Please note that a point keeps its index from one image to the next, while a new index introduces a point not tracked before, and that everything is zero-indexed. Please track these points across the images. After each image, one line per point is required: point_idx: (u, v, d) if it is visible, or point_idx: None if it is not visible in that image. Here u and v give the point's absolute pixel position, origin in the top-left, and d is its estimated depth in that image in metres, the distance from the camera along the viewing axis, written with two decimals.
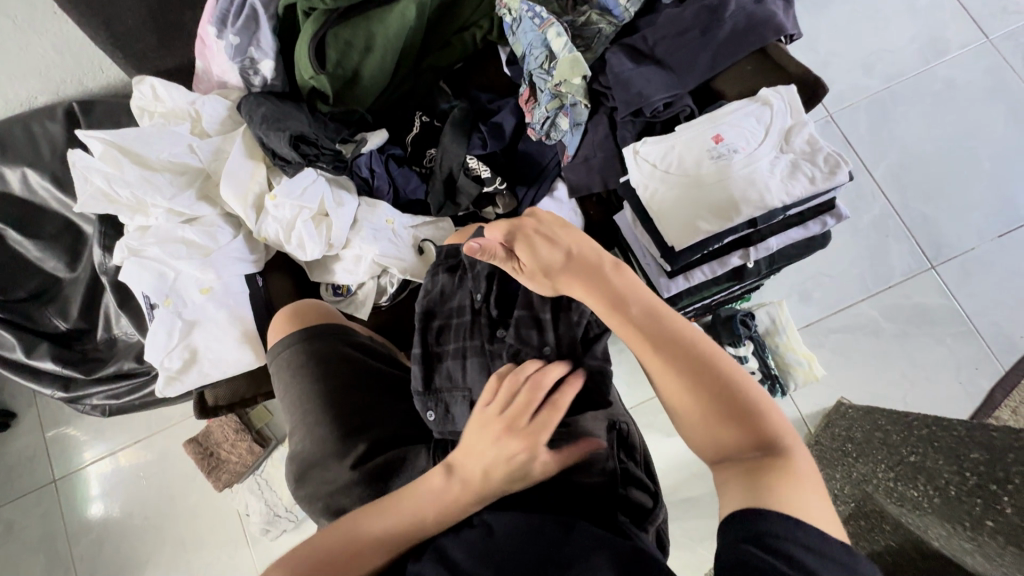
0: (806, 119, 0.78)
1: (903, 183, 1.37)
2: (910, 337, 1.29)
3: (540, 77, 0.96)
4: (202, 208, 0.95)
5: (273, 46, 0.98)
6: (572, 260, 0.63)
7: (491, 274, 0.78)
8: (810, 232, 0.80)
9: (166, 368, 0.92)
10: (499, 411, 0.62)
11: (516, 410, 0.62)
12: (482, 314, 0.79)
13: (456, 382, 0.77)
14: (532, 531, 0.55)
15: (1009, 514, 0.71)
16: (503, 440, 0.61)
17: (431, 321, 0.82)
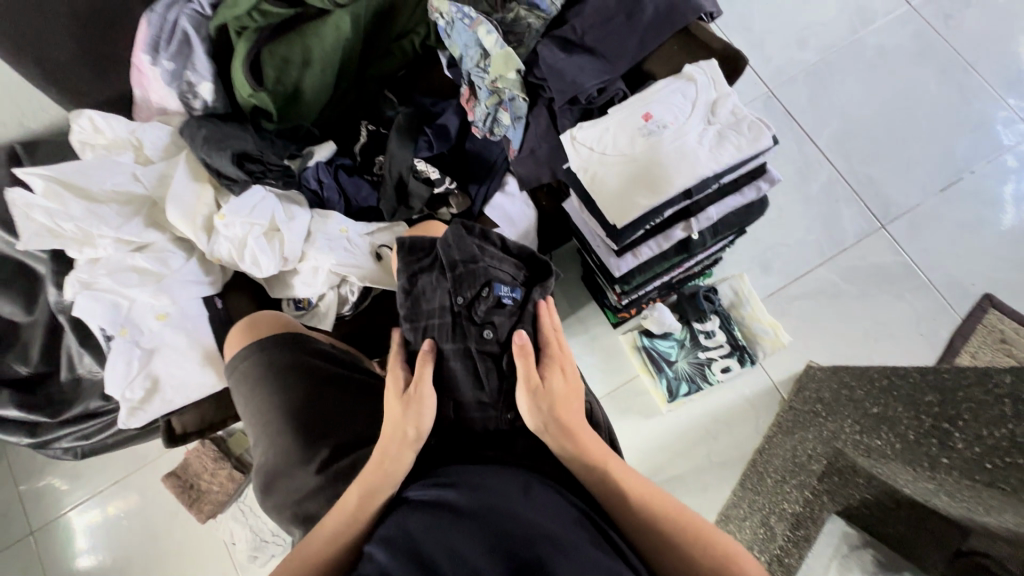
0: (730, 91, 0.81)
1: (847, 149, 1.41)
2: (869, 296, 1.32)
3: (476, 75, 0.98)
4: (151, 234, 0.94)
5: (209, 68, 0.98)
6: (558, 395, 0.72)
7: (484, 278, 0.79)
8: (746, 198, 0.83)
9: (128, 399, 0.92)
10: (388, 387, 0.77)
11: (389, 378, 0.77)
12: (463, 314, 0.79)
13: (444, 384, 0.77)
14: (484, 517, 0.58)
15: (961, 449, 0.74)
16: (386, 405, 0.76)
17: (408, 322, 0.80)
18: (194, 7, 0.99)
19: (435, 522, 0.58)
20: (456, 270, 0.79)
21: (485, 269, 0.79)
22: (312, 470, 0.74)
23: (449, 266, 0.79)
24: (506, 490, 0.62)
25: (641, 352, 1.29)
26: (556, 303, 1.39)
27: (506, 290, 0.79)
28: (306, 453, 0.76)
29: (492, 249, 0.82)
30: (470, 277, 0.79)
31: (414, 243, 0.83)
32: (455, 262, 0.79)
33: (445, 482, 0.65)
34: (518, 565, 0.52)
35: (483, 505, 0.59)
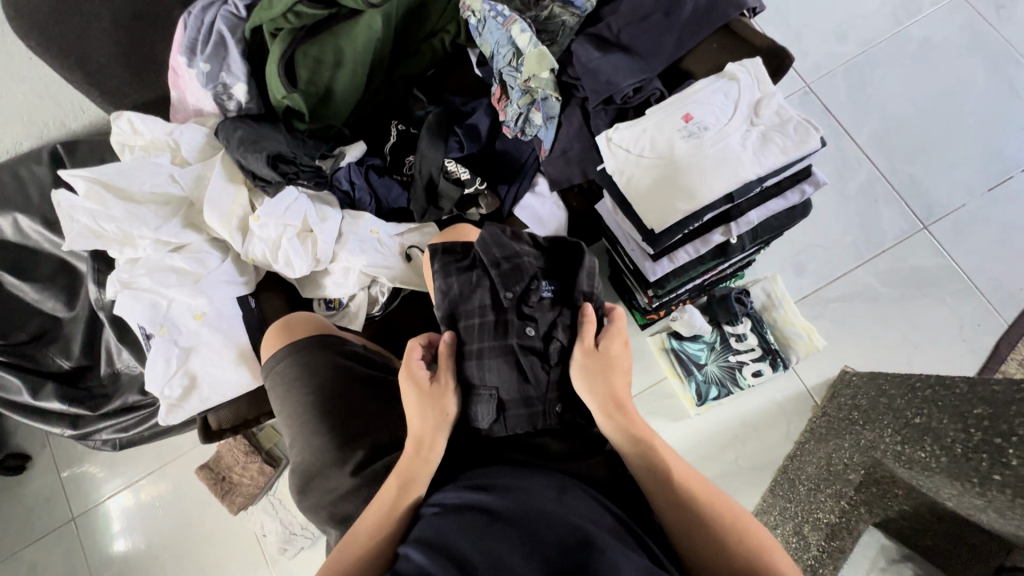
0: (774, 90, 0.78)
1: (887, 147, 1.36)
2: (909, 299, 1.28)
3: (510, 74, 0.96)
4: (188, 235, 0.96)
5: (244, 70, 0.98)
6: (610, 369, 0.73)
7: (528, 271, 0.78)
8: (789, 202, 0.80)
9: (167, 396, 0.94)
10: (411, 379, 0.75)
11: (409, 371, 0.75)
12: (506, 312, 0.77)
13: (483, 381, 0.75)
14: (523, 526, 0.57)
15: (1015, 466, 0.71)
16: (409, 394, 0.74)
17: (455, 322, 0.80)
18: (230, 9, 0.99)
19: (471, 524, 0.58)
20: (498, 268, 0.78)
21: (531, 267, 0.79)
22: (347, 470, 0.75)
23: (492, 264, 0.78)
24: (541, 495, 0.62)
25: (669, 354, 1.28)
26: None
27: (544, 285, 0.80)
28: (341, 453, 0.77)
29: (528, 247, 0.83)
30: (516, 275, 0.78)
31: (448, 247, 0.83)
32: (497, 259, 0.78)
33: (479, 484, 0.65)
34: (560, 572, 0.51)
35: (521, 507, 0.59)
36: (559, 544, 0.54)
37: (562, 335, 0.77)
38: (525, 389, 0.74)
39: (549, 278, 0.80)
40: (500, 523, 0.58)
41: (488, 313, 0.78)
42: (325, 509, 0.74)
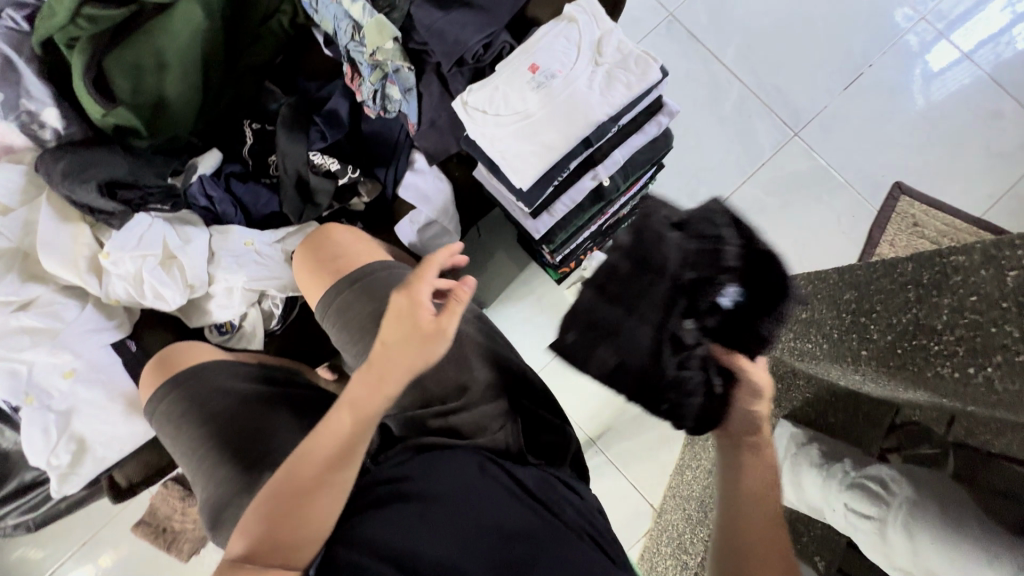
0: (613, 26, 0.77)
1: (752, 63, 1.41)
2: (792, 204, 1.37)
3: (355, 50, 0.91)
4: (31, 289, 0.85)
5: (48, 92, 0.87)
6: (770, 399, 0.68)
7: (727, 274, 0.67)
8: (648, 135, 0.81)
9: (56, 466, 0.86)
10: (407, 305, 0.58)
11: (414, 305, 0.58)
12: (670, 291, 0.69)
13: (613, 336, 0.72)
14: (454, 514, 0.59)
15: (876, 338, 0.78)
16: (401, 325, 0.58)
17: (625, 260, 0.73)
18: (7, 23, 0.86)
19: (404, 520, 0.58)
20: (687, 255, 0.69)
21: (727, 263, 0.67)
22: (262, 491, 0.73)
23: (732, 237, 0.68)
24: (464, 475, 0.64)
25: None
26: (496, 270, 1.36)
27: (727, 288, 0.67)
28: (249, 478, 0.74)
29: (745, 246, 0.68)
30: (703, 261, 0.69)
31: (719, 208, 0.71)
32: (700, 234, 0.70)
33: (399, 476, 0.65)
34: (501, 563, 0.55)
35: (451, 494, 0.61)
36: (500, 534, 0.58)
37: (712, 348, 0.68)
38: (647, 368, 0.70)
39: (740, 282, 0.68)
40: (427, 513, 0.59)
41: (657, 281, 0.70)
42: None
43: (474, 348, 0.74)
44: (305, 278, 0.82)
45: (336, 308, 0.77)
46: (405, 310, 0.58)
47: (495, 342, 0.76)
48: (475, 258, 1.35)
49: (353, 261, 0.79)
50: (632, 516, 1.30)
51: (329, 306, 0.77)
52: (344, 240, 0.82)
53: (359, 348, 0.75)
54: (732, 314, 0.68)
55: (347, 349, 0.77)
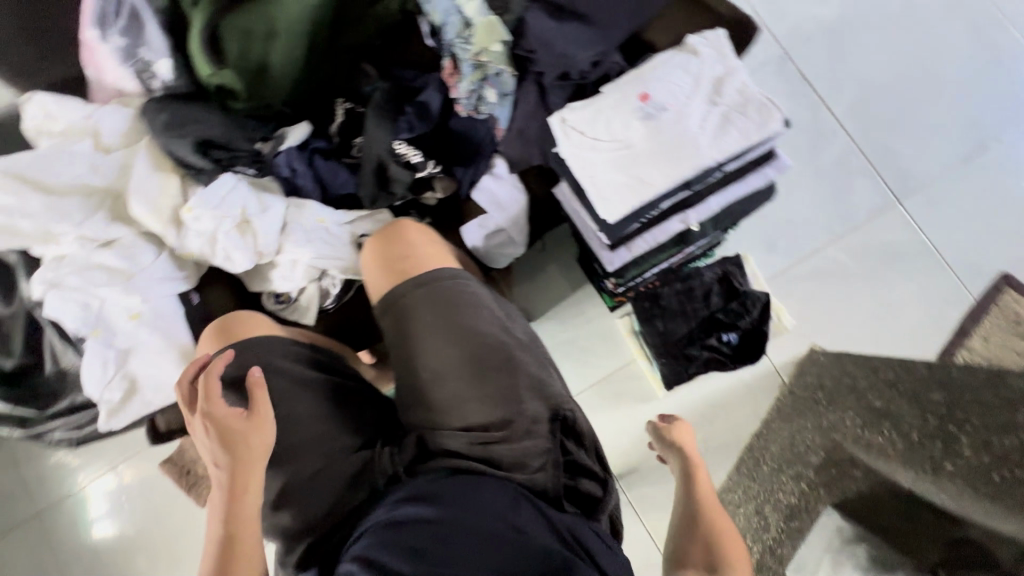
0: (738, 66, 0.72)
1: (864, 119, 1.31)
2: (878, 276, 1.26)
3: (460, 46, 0.89)
4: (117, 229, 0.88)
5: (166, 45, 0.89)
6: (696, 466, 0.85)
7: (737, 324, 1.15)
8: (752, 186, 0.76)
9: (107, 400, 0.89)
10: (212, 418, 0.69)
11: (219, 416, 0.69)
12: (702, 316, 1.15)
13: (663, 324, 1.16)
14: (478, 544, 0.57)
15: (967, 455, 1.13)
16: (218, 435, 0.69)
17: (682, 291, 1.17)
18: None
19: (416, 542, 0.58)
20: (724, 308, 1.15)
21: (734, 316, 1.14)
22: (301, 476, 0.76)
23: (744, 305, 1.15)
24: (494, 509, 0.62)
25: (638, 337, 1.25)
26: (549, 286, 1.32)
27: (732, 334, 1.15)
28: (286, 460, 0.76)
29: (749, 316, 1.14)
30: (728, 309, 1.14)
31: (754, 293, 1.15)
32: (737, 300, 1.15)
33: (427, 491, 0.65)
34: None
35: (467, 522, 0.60)
36: None
37: (704, 350, 1.15)
38: (664, 348, 1.17)
39: (739, 334, 1.15)
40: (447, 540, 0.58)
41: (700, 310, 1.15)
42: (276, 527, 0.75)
43: (526, 379, 0.72)
44: (371, 277, 0.80)
45: (390, 317, 0.76)
46: (213, 430, 0.69)
47: (547, 375, 0.74)
48: (531, 268, 1.32)
49: (420, 264, 0.78)
50: (641, 565, 1.24)
51: (385, 312, 0.76)
52: (418, 241, 0.81)
53: (412, 355, 0.74)
54: (730, 347, 1.16)
55: (399, 356, 0.75)
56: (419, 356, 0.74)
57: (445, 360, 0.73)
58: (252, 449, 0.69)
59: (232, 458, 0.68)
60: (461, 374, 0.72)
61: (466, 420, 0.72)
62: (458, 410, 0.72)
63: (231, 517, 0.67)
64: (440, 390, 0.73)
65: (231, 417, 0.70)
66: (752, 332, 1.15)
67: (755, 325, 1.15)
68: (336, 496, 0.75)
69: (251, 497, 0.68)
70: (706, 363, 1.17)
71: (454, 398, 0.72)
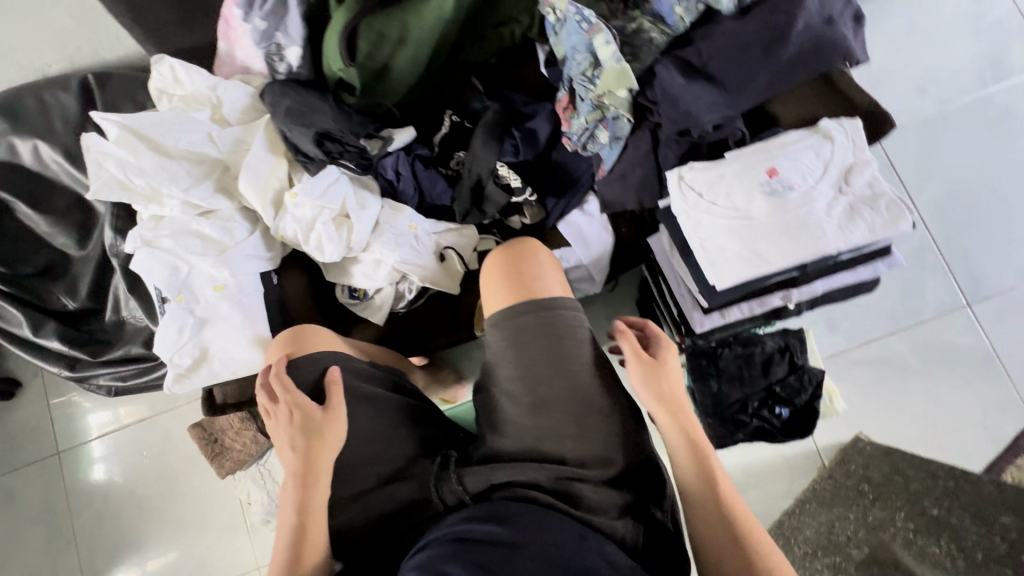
0: (870, 159, 0.72)
1: (946, 216, 1.30)
2: (937, 375, 1.25)
3: (581, 84, 0.89)
4: (219, 201, 0.90)
5: (301, 33, 0.92)
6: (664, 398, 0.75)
7: (790, 399, 1.13)
8: (858, 277, 0.75)
9: (175, 365, 0.90)
10: (290, 409, 0.72)
11: (297, 407, 0.73)
12: (756, 384, 1.14)
13: (716, 385, 1.14)
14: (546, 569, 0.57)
15: None
16: (295, 425, 0.72)
17: (742, 355, 1.15)
18: None
19: (484, 559, 0.58)
20: (781, 381, 1.14)
21: (787, 390, 1.13)
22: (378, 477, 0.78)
23: (800, 381, 1.13)
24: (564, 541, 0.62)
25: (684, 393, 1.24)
26: (603, 325, 1.32)
27: (783, 409, 1.14)
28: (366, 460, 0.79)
29: (804, 393, 1.13)
30: (783, 382, 1.13)
31: (811, 371, 1.14)
32: (796, 375, 1.13)
33: (498, 509, 0.68)
34: None
35: (535, 544, 0.61)
36: None
37: (753, 420, 1.14)
38: (713, 409, 1.15)
39: (791, 409, 1.14)
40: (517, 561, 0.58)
41: (756, 378, 1.14)
42: (339, 526, 0.76)
43: (625, 431, 0.75)
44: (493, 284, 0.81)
45: (508, 329, 0.77)
46: (293, 419, 0.72)
47: (643, 432, 0.76)
48: (589, 304, 1.30)
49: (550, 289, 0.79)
50: None
51: (502, 323, 0.78)
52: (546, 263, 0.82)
53: (524, 373, 0.76)
54: (779, 421, 1.14)
55: (512, 365, 0.77)
56: (513, 382, 0.77)
57: (554, 385, 0.75)
58: (326, 442, 0.72)
59: (307, 449, 0.72)
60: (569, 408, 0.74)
61: (556, 454, 0.75)
62: (551, 441, 0.75)
63: (305, 504, 0.70)
64: (538, 417, 0.75)
65: (309, 408, 0.73)
66: (803, 410, 1.14)
67: (807, 403, 1.13)
68: (404, 505, 0.77)
69: (322, 490, 0.71)
70: (752, 432, 1.15)
71: (554, 426, 0.75)
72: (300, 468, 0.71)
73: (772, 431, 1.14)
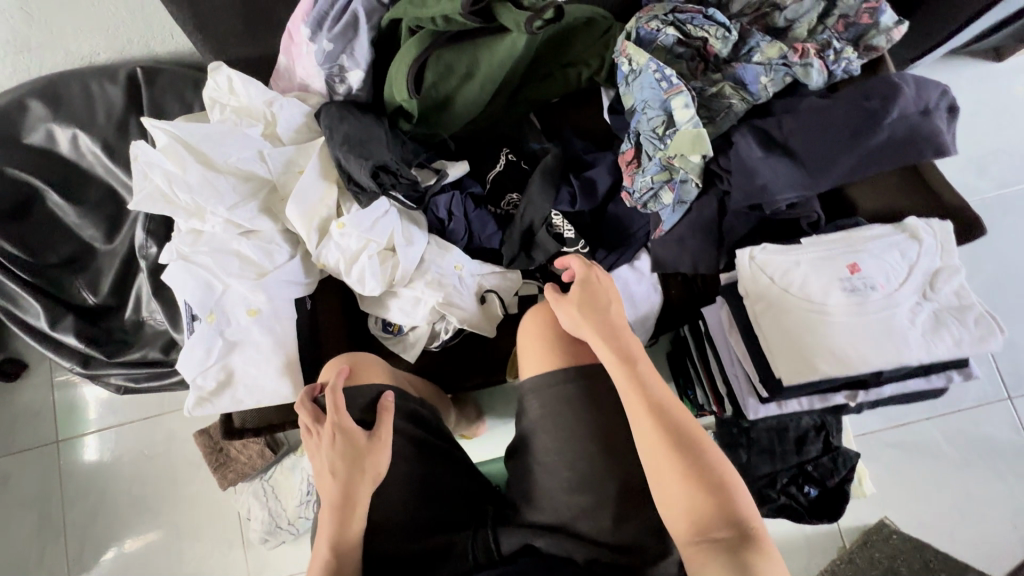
0: (959, 266, 0.68)
1: (994, 302, 1.26)
2: (971, 467, 1.20)
3: (650, 141, 0.86)
4: (263, 222, 0.87)
5: (367, 58, 0.88)
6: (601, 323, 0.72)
7: (822, 479, 1.08)
8: (930, 384, 0.71)
9: (198, 387, 0.86)
10: (333, 419, 0.75)
11: (341, 419, 0.75)
12: (788, 460, 1.09)
13: (748, 455, 1.09)
14: None
15: None
16: (339, 446, 0.74)
17: (776, 429, 1.10)
18: None
19: None
20: (814, 459, 1.09)
21: (821, 470, 1.08)
22: (406, 529, 0.76)
23: (834, 462, 1.08)
24: None
25: None
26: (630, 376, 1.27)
27: (813, 488, 1.09)
28: (396, 508, 0.77)
29: (837, 475, 1.08)
30: (815, 461, 1.08)
31: (845, 452, 1.09)
32: (829, 455, 1.09)
33: (528, 571, 0.67)
34: None
35: None
36: None
37: (781, 495, 1.08)
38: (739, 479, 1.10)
39: (821, 490, 1.08)
40: None
41: (788, 453, 1.09)
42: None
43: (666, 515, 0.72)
44: (536, 335, 0.80)
45: (548, 395, 0.77)
46: (339, 441, 0.74)
47: None
48: None
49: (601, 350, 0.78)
50: None
51: (543, 388, 0.77)
52: None
53: (566, 444, 0.75)
54: (808, 501, 1.08)
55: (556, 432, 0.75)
56: (553, 447, 0.76)
57: (597, 458, 0.73)
58: (368, 472, 0.74)
59: (348, 476, 0.73)
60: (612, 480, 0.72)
61: (593, 534, 0.71)
62: (587, 519, 0.72)
63: (338, 536, 0.70)
64: (576, 492, 0.73)
65: (355, 434, 0.75)
66: (834, 493, 1.08)
67: (838, 485, 1.08)
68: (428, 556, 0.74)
69: (357, 524, 0.71)
70: (777, 507, 1.09)
71: (592, 503, 0.72)
72: (339, 497, 0.72)
73: (799, 510, 1.08)
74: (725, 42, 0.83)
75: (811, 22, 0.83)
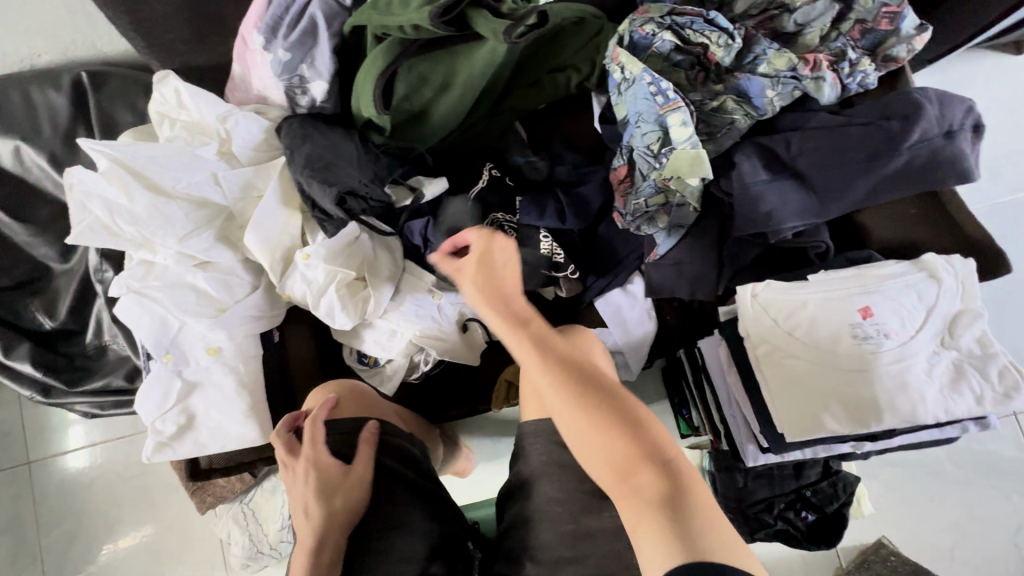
0: (981, 311, 0.62)
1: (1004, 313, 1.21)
2: (973, 485, 1.16)
3: (644, 159, 0.79)
4: (220, 252, 0.80)
5: (331, 68, 0.79)
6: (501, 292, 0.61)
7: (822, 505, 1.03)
8: (943, 435, 0.66)
9: (157, 432, 0.79)
10: (312, 447, 0.72)
11: (318, 449, 0.72)
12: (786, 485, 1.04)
13: (744, 480, 1.05)
14: None
15: None
16: (313, 481, 0.69)
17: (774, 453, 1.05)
18: None
19: None
20: (813, 484, 1.04)
21: (820, 495, 1.03)
22: None
23: (835, 486, 1.03)
24: None
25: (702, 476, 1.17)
26: None
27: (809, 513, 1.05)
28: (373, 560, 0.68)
29: (838, 500, 1.03)
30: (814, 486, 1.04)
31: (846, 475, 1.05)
32: (829, 480, 1.04)
33: None
34: None
35: None
36: None
37: (778, 521, 1.04)
38: (734, 503, 1.07)
39: (818, 515, 1.04)
40: None
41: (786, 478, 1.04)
42: None
43: None
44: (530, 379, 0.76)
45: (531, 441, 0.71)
46: (313, 476, 0.70)
47: None
48: None
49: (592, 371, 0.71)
50: None
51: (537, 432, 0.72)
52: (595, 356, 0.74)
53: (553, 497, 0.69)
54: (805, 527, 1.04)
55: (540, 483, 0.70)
56: (544, 494, 0.71)
57: (587, 514, 0.68)
58: (341, 510, 0.68)
59: (319, 514, 0.67)
60: (604, 535, 0.66)
61: None
62: None
63: None
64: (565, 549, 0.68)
65: (330, 468, 0.70)
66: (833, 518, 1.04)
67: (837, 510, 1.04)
68: None
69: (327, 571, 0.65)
70: (773, 531, 1.05)
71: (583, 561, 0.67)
72: (309, 539, 0.66)
73: (796, 535, 1.05)
74: (727, 50, 0.76)
75: (823, 27, 0.76)
